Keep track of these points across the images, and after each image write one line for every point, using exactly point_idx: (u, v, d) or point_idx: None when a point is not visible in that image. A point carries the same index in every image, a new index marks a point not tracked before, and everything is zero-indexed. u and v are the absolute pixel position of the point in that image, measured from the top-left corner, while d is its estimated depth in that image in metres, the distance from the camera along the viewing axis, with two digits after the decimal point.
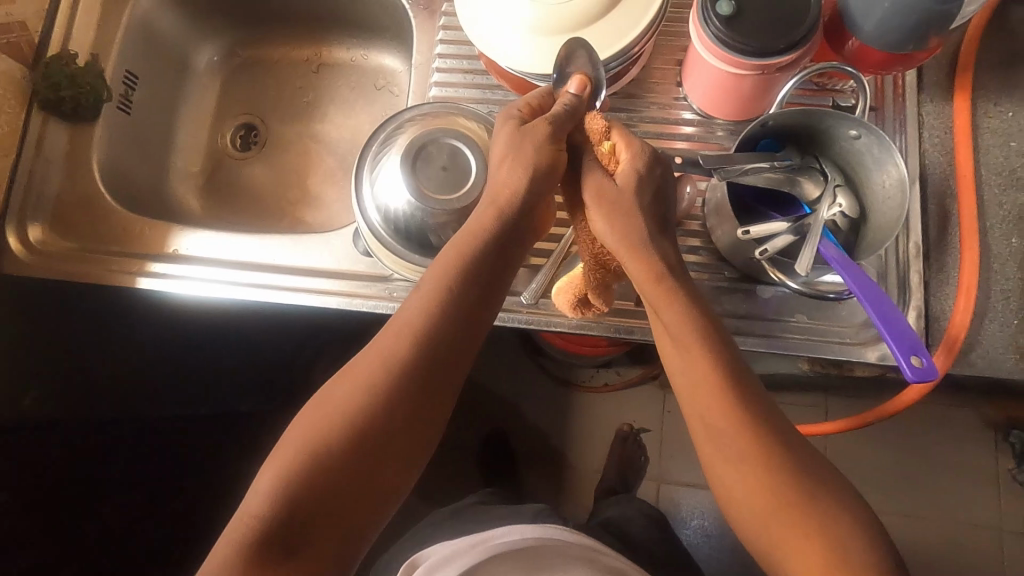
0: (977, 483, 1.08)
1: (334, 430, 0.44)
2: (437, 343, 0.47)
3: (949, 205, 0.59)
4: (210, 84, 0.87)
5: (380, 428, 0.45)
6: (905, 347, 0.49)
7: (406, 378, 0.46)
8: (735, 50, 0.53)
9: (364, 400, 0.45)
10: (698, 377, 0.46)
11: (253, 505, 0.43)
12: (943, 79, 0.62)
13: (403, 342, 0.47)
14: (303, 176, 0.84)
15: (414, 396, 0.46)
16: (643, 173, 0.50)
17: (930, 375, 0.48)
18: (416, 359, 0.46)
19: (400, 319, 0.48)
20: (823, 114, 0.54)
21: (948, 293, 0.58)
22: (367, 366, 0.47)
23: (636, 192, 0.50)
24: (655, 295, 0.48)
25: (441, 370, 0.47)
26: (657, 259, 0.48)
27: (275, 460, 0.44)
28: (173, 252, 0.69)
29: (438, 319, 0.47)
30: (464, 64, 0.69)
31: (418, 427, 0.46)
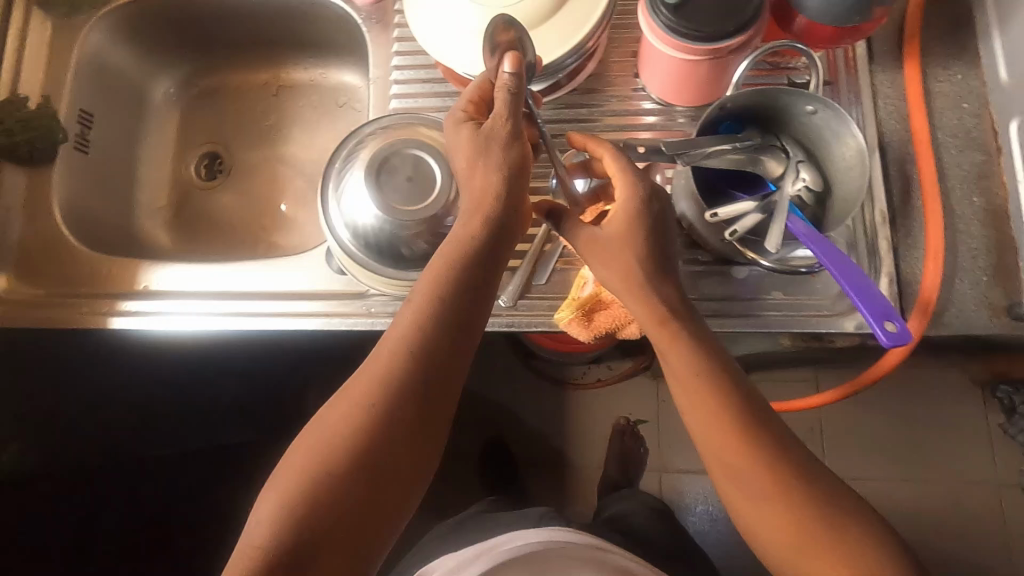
0: (970, 439, 1.10)
1: (333, 456, 0.44)
2: (432, 362, 0.46)
3: (909, 170, 0.60)
4: (169, 116, 0.86)
5: (377, 447, 0.44)
6: (878, 314, 0.50)
7: (402, 395, 0.45)
8: (686, 37, 0.54)
9: (360, 420, 0.44)
10: (708, 420, 0.46)
11: (254, 536, 0.42)
12: (891, 48, 0.63)
13: (396, 365, 0.45)
14: (274, 200, 0.83)
15: (411, 412, 0.45)
16: (636, 212, 0.49)
17: (905, 339, 0.49)
18: (409, 376, 0.45)
19: (393, 332, 0.47)
20: (779, 92, 0.54)
21: (917, 257, 0.58)
22: (360, 389, 0.46)
23: (630, 233, 0.49)
24: (659, 336, 0.48)
25: (437, 383, 0.46)
26: (655, 300, 0.48)
27: (276, 487, 0.44)
28: (144, 288, 0.68)
29: (430, 331, 0.46)
30: (421, 74, 0.69)
31: (417, 443, 0.45)
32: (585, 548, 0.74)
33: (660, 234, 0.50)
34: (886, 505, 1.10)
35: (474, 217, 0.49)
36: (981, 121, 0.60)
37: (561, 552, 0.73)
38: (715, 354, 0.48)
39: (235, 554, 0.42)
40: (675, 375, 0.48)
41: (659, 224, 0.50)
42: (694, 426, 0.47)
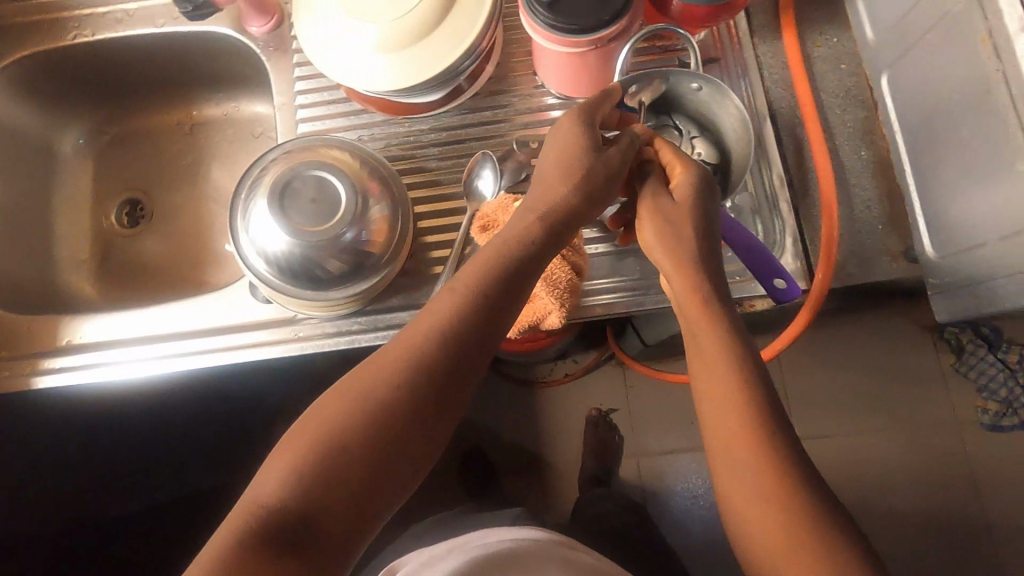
0: (921, 381, 1.15)
1: (355, 424, 0.42)
2: (465, 347, 0.46)
3: (800, 134, 0.63)
4: (83, 167, 0.85)
5: (395, 427, 0.43)
6: (771, 273, 0.55)
7: (434, 383, 0.45)
8: (566, 31, 0.56)
9: (389, 391, 0.44)
10: (729, 400, 0.46)
11: (258, 495, 0.40)
12: (769, 19, 0.66)
13: (434, 342, 0.45)
14: (202, 236, 0.83)
15: (435, 400, 0.45)
16: (699, 193, 0.51)
17: (792, 293, 0.56)
18: (445, 363, 0.45)
19: (433, 308, 0.47)
20: (661, 75, 0.57)
21: (815, 214, 0.61)
22: (393, 359, 0.45)
23: (690, 214, 0.51)
24: (695, 315, 0.48)
25: (467, 377, 0.46)
26: (703, 278, 0.49)
27: (291, 448, 0.42)
28: (68, 343, 0.67)
29: (469, 319, 0.46)
30: (325, 96, 0.70)
31: (431, 432, 0.44)
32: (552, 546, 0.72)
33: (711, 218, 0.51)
34: (851, 456, 1.13)
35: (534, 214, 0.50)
36: (860, 79, 0.63)
37: (532, 552, 0.71)
38: (737, 325, 0.48)
39: (233, 512, 0.40)
40: (695, 347, 0.48)
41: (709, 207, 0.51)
42: (711, 405, 0.47)
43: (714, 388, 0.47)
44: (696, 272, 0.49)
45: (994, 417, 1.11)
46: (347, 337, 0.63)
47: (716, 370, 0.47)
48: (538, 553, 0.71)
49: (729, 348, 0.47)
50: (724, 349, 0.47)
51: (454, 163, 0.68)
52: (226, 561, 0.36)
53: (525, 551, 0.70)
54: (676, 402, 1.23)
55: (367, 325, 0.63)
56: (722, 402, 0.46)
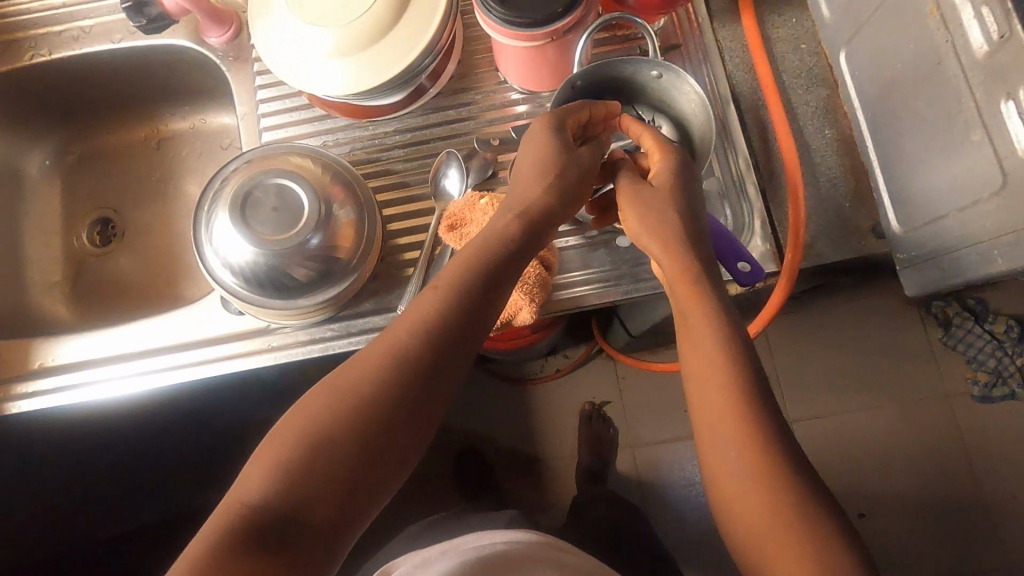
0: (908, 357, 1.15)
1: (341, 419, 0.42)
2: (451, 339, 0.46)
3: (763, 116, 0.63)
4: (51, 188, 0.84)
5: (382, 422, 0.43)
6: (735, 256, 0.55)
7: (421, 376, 0.44)
8: (521, 26, 0.55)
9: (376, 386, 0.43)
10: (713, 380, 0.46)
11: (243, 493, 0.39)
12: (728, 3, 0.65)
13: (420, 335, 0.45)
14: (175, 251, 0.82)
15: (422, 394, 0.44)
16: (682, 178, 0.52)
17: (759, 275, 0.56)
18: (431, 356, 0.45)
19: (420, 302, 0.47)
20: (617, 64, 0.57)
21: (783, 195, 0.61)
22: (380, 354, 0.45)
23: (673, 196, 0.51)
24: (684, 295, 0.48)
25: (454, 370, 0.46)
26: (691, 257, 0.49)
27: (276, 445, 0.41)
28: (41, 365, 0.66)
29: (455, 311, 0.46)
30: (288, 103, 0.69)
31: (418, 425, 0.44)
32: (543, 548, 0.72)
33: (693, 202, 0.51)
34: (843, 435, 1.13)
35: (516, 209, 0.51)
36: (820, 58, 0.63)
37: (525, 553, 0.71)
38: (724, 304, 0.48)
39: (218, 510, 0.39)
40: (686, 328, 0.48)
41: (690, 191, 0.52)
42: (694, 384, 0.47)
43: (701, 368, 0.46)
44: (685, 255, 0.49)
45: (983, 389, 1.11)
46: (322, 344, 0.63)
47: (703, 349, 0.47)
48: (531, 555, 0.71)
49: (717, 326, 0.47)
50: (710, 327, 0.47)
51: (421, 163, 0.67)
52: (210, 562, 0.36)
53: (517, 553, 0.70)
54: (666, 391, 1.23)
55: (340, 331, 0.63)
56: (709, 382, 0.46)
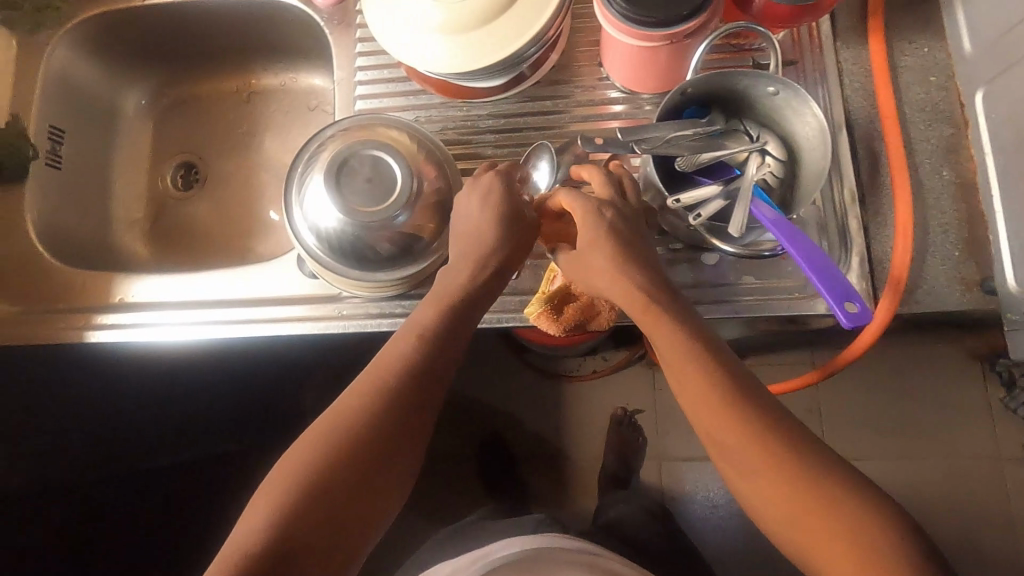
0: (968, 414, 1.09)
1: (328, 460, 0.46)
2: (423, 377, 0.50)
3: (877, 147, 0.59)
4: (142, 127, 0.87)
5: (363, 461, 0.46)
6: (837, 294, 0.51)
7: (394, 416, 0.48)
8: (642, 25, 0.53)
9: (355, 426, 0.47)
10: (705, 408, 0.47)
11: (240, 544, 0.43)
12: (856, 23, 0.62)
13: (393, 375, 0.49)
14: (250, 205, 0.83)
15: (400, 430, 0.48)
16: (590, 216, 0.51)
17: (863, 319, 0.51)
18: (403, 395, 0.49)
19: (391, 347, 0.51)
20: (738, 75, 0.54)
21: (888, 235, 0.58)
22: (357, 399, 0.49)
23: (594, 236, 0.51)
24: (646, 321, 0.50)
25: (427, 404, 0.50)
26: (633, 287, 0.50)
27: (267, 496, 0.45)
28: (120, 300, 0.68)
29: (430, 345, 0.50)
30: (385, 74, 0.69)
31: (399, 460, 0.48)
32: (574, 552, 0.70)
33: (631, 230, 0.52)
34: (886, 484, 1.09)
35: (464, 259, 0.53)
36: (949, 94, 0.59)
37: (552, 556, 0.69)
38: (687, 325, 0.49)
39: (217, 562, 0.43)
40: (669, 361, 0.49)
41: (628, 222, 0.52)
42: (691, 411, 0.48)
43: (693, 395, 0.48)
44: (635, 285, 0.50)
45: None
46: (390, 320, 0.63)
47: (685, 378, 0.48)
48: (557, 557, 0.69)
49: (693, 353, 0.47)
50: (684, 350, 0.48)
51: (509, 152, 0.66)
52: None
53: (542, 554, 0.69)
54: None
55: (411, 309, 0.62)
56: (714, 421, 0.47)
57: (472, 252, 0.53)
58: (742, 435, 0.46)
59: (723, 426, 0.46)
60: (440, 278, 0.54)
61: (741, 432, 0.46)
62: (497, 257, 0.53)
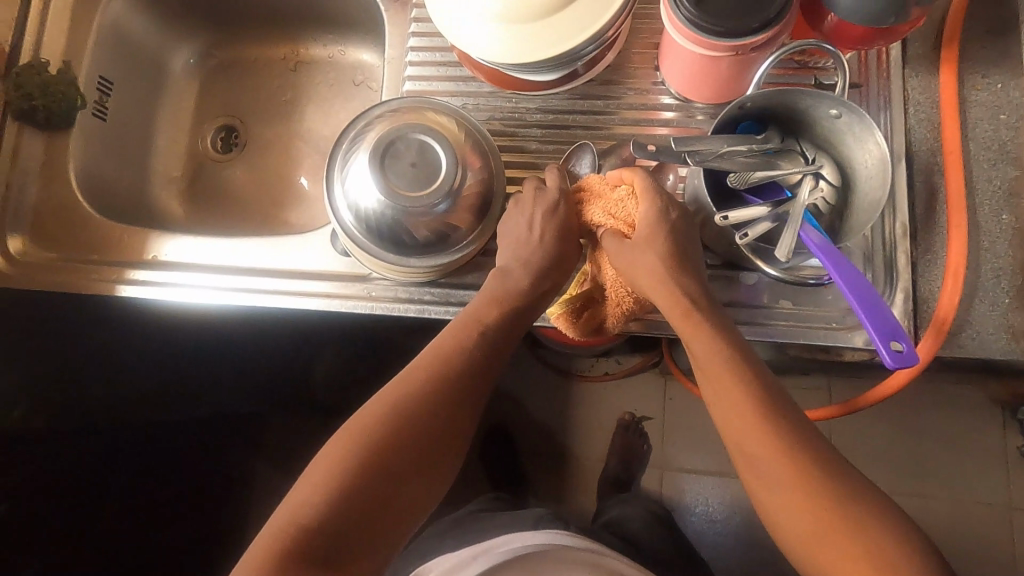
0: (987, 460, 1.06)
1: (383, 438, 0.47)
2: (473, 366, 0.51)
3: (936, 183, 0.57)
4: (188, 85, 0.87)
5: (404, 454, 0.47)
6: (884, 332, 0.50)
7: (438, 412, 0.49)
8: (708, 32, 0.52)
9: (409, 408, 0.49)
10: (745, 429, 0.46)
11: (295, 516, 0.44)
12: (928, 51, 0.59)
13: (446, 363, 0.51)
14: (286, 175, 0.83)
15: (442, 427, 0.49)
16: (656, 225, 0.51)
17: (910, 360, 0.49)
18: (447, 392, 0.50)
19: (445, 336, 0.53)
20: (801, 94, 0.52)
21: (936, 274, 0.56)
22: (410, 383, 0.50)
23: (655, 243, 0.51)
24: (683, 328, 0.49)
25: (470, 404, 0.51)
26: (680, 292, 0.49)
27: (320, 470, 0.46)
28: (153, 258, 0.69)
29: (482, 337, 0.53)
30: (437, 57, 0.68)
31: (442, 455, 0.49)
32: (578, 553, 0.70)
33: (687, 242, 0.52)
34: None
35: (516, 265, 0.55)
36: (1019, 134, 0.57)
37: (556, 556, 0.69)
38: (727, 332, 0.49)
39: (271, 530, 0.44)
40: (701, 370, 0.48)
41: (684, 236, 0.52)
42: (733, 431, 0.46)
43: (724, 404, 0.47)
44: (676, 287, 0.50)
45: None
46: (418, 306, 0.62)
47: (717, 386, 0.47)
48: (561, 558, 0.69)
49: (728, 360, 0.47)
50: (719, 352, 0.47)
51: (553, 149, 0.65)
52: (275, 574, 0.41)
53: (546, 552, 0.69)
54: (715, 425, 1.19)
55: (439, 298, 0.62)
56: (752, 446, 0.45)
57: (523, 255, 0.56)
58: (770, 446, 0.45)
59: (753, 437, 0.45)
60: (489, 280, 0.56)
61: (777, 451, 0.44)
62: (548, 266, 0.55)
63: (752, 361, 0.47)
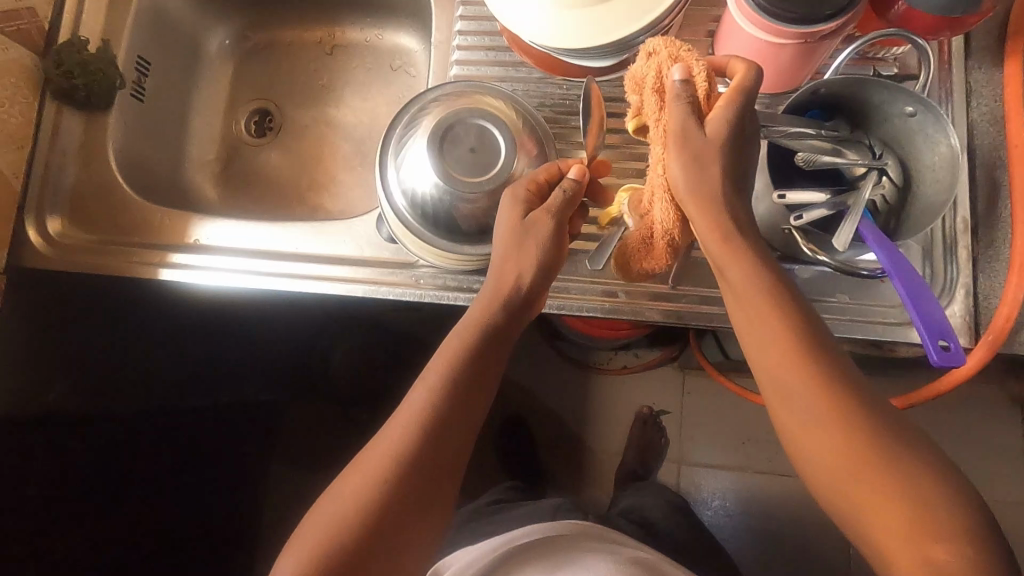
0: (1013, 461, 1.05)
1: (356, 511, 0.45)
2: (442, 420, 0.47)
3: (998, 176, 0.56)
4: (222, 67, 0.85)
5: (382, 539, 0.45)
6: (934, 331, 0.49)
7: (411, 486, 0.46)
8: (775, 17, 0.50)
9: (381, 475, 0.46)
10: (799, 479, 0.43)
11: None
12: (992, 42, 0.58)
13: (416, 422, 0.47)
14: (318, 162, 0.82)
15: (423, 490, 0.46)
16: (731, 127, 0.45)
17: (956, 360, 0.49)
18: (419, 455, 0.46)
19: (413, 396, 0.49)
20: (879, 86, 0.51)
21: (998, 271, 0.55)
22: (379, 450, 0.47)
23: (721, 150, 0.45)
24: (721, 251, 0.45)
25: (450, 455, 0.48)
26: (728, 215, 0.45)
27: (299, 545, 0.46)
28: (193, 242, 0.68)
29: (451, 391, 0.48)
30: (485, 41, 0.67)
31: (422, 516, 0.46)
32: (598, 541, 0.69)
33: (742, 174, 0.46)
34: None
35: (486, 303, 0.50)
36: None
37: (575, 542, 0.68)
38: (790, 331, 0.44)
39: None
40: (755, 336, 0.45)
41: (744, 143, 0.46)
42: None
43: (763, 348, 0.44)
44: (721, 211, 0.45)
45: None
46: (466, 294, 0.62)
47: (758, 332, 0.44)
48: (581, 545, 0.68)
49: (762, 296, 0.44)
50: (762, 291, 0.44)
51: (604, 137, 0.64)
52: None
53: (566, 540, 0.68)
54: (737, 421, 1.18)
55: None
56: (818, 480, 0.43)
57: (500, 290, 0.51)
58: None
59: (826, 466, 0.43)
60: (456, 330, 0.51)
61: None
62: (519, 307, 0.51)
63: (791, 316, 0.44)
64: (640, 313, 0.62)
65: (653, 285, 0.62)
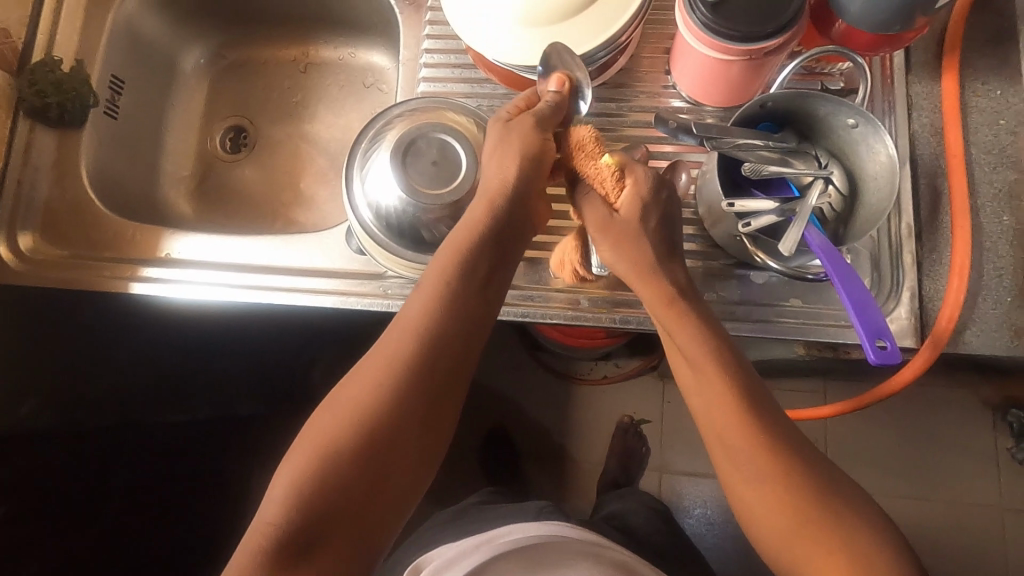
0: (981, 463, 1.06)
1: (348, 431, 0.46)
2: (440, 343, 0.48)
3: (940, 185, 0.59)
4: (198, 85, 0.87)
5: (371, 462, 0.45)
6: (872, 332, 0.52)
7: (405, 411, 0.47)
8: (722, 35, 0.53)
9: (376, 394, 0.47)
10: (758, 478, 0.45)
11: (269, 512, 0.44)
12: (930, 59, 0.62)
13: (410, 340, 0.48)
14: (296, 177, 0.83)
15: (419, 413, 0.47)
16: (649, 203, 0.51)
17: (892, 358, 0.52)
18: (420, 370, 0.47)
19: (406, 313, 0.50)
20: (823, 99, 0.54)
21: (941, 275, 0.58)
22: (375, 367, 0.48)
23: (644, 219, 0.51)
24: (667, 318, 0.50)
25: (448, 378, 0.48)
26: (662, 277, 0.50)
27: (289, 466, 0.46)
28: (166, 256, 0.69)
29: (448, 308, 0.49)
30: (451, 59, 0.69)
31: (419, 438, 0.47)
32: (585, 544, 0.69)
33: (671, 229, 0.52)
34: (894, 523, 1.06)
35: (453, 257, 0.50)
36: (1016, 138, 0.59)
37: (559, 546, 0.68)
38: (715, 330, 0.49)
39: (248, 534, 0.44)
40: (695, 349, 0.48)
41: (664, 199, 0.52)
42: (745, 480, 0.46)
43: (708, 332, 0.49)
44: (660, 279, 0.50)
45: None
46: None
47: (689, 332, 0.49)
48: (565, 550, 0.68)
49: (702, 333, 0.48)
50: (706, 341, 0.48)
51: None
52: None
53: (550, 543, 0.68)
54: None
55: None
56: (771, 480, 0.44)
57: (493, 195, 0.51)
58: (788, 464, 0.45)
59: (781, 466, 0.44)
60: (455, 232, 0.51)
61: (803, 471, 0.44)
62: (513, 227, 0.52)
63: (731, 358, 0.48)
64: (604, 319, 0.63)
65: (618, 293, 0.63)
